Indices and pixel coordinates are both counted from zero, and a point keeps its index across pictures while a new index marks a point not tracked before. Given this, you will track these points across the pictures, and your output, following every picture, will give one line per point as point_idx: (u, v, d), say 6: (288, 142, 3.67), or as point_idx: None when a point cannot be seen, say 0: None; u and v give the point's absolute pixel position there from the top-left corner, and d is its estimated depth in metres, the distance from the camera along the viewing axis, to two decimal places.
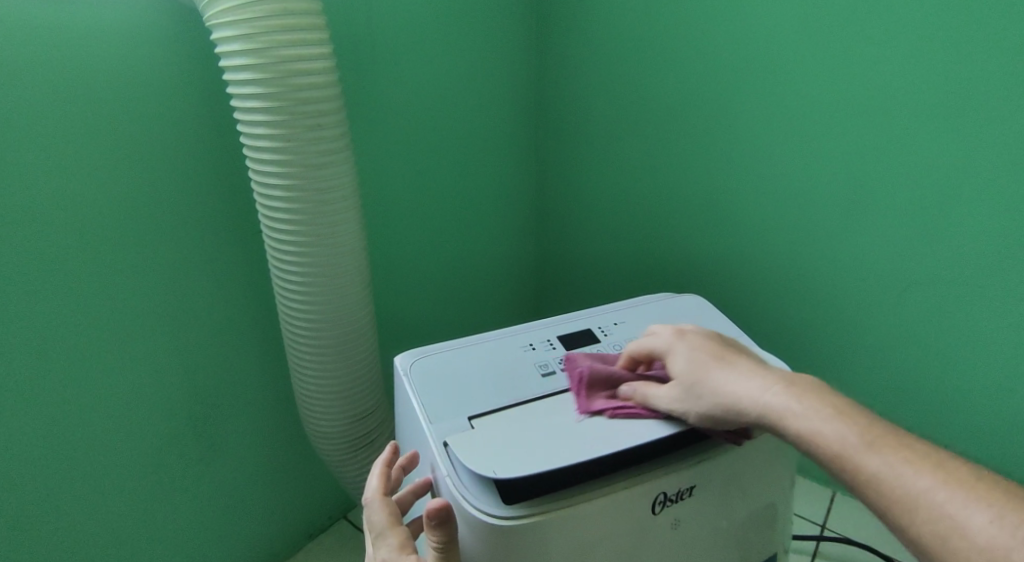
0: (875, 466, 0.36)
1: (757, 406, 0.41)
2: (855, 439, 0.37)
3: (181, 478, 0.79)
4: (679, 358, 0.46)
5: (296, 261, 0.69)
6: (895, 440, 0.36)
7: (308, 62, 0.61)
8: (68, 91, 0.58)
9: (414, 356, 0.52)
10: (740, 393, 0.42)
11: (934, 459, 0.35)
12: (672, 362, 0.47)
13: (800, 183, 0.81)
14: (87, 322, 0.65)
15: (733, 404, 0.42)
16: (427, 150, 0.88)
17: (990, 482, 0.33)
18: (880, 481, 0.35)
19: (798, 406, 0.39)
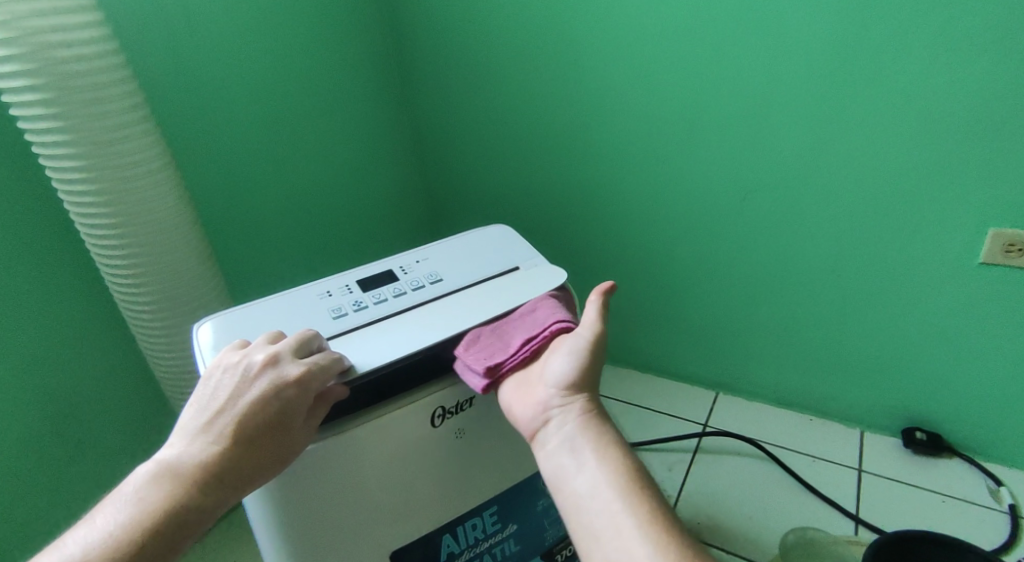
0: (569, 443, 0.45)
1: (539, 423, 0.47)
2: (578, 421, 0.45)
3: (52, 481, 0.78)
4: (557, 355, 0.48)
5: (113, 244, 0.68)
6: (637, 498, 0.40)
7: (71, 33, 0.59)
8: None
9: (211, 319, 0.53)
10: (580, 359, 0.47)
11: (648, 512, 0.40)
12: (552, 354, 0.49)
13: (633, 107, 0.88)
14: None
15: (528, 406, 0.48)
16: (278, 113, 0.90)
17: (655, 525, 0.39)
18: (595, 506, 0.41)
19: (573, 444, 0.44)
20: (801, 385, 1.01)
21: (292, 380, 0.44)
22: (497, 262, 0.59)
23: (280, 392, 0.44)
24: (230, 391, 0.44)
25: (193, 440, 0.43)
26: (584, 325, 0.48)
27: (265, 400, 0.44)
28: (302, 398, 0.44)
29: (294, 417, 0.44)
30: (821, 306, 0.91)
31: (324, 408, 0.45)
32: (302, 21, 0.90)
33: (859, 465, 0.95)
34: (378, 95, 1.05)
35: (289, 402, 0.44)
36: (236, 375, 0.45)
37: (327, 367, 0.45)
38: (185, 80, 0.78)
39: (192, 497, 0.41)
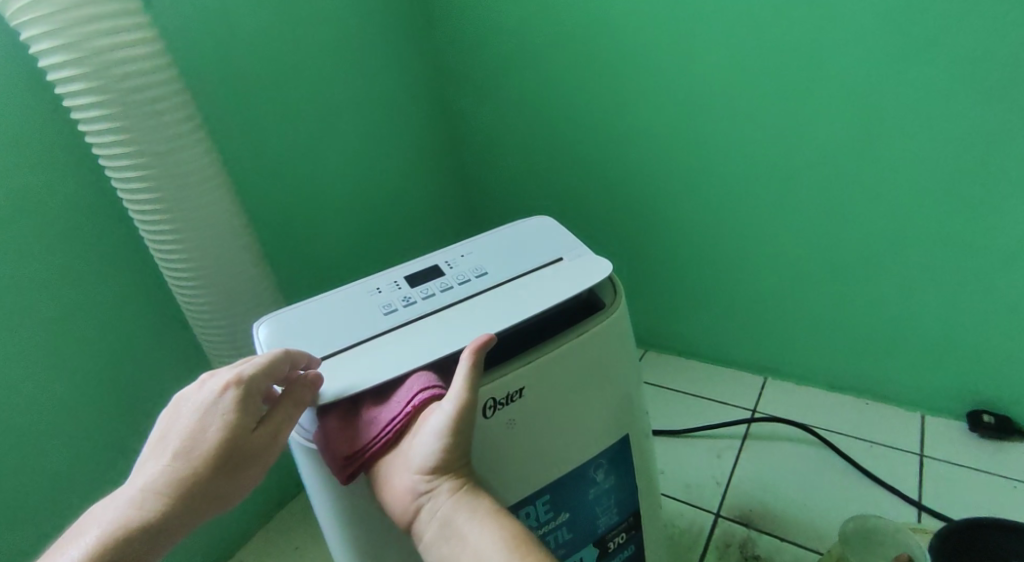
0: (444, 527, 0.44)
1: (409, 511, 0.45)
2: (450, 505, 0.44)
3: (127, 472, 0.83)
4: (418, 439, 0.45)
5: (173, 248, 0.71)
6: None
7: (126, 49, 0.62)
8: None
9: (269, 319, 0.55)
10: (440, 442, 0.45)
11: None
12: (416, 438, 0.46)
13: (674, 91, 0.87)
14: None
15: (391, 493, 0.46)
16: (320, 115, 0.92)
17: None
18: None
19: (454, 529, 0.44)
20: (855, 368, 0.98)
21: (228, 384, 0.46)
22: (540, 254, 0.59)
23: (223, 399, 0.46)
24: (182, 412, 0.47)
25: (151, 463, 0.45)
26: (445, 404, 0.45)
27: (207, 408, 0.46)
28: (245, 402, 0.46)
29: (237, 421, 0.46)
30: (876, 287, 0.88)
31: (273, 412, 0.47)
32: (341, 22, 0.91)
33: (920, 450, 0.92)
34: (417, 90, 1.06)
35: (230, 406, 0.46)
36: (192, 390, 0.48)
37: (266, 368, 0.47)
38: (234, 88, 0.81)
39: (144, 509, 0.43)
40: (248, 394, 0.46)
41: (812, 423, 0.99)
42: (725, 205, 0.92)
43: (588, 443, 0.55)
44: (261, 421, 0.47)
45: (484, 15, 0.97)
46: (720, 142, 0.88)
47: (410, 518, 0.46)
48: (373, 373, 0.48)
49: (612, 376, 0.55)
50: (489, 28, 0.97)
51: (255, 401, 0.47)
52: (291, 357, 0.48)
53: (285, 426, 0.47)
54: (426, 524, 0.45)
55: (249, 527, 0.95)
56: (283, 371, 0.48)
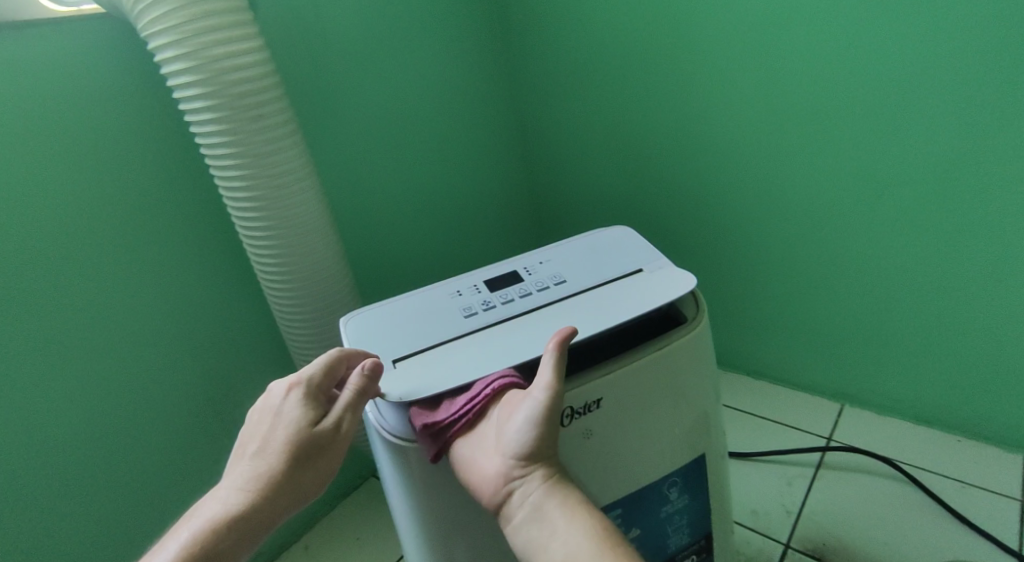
0: (535, 516, 0.43)
1: (498, 495, 0.45)
2: (541, 492, 0.44)
3: (210, 456, 0.87)
4: (512, 421, 0.45)
5: (267, 246, 0.75)
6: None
7: (237, 57, 0.66)
8: (57, 127, 0.65)
9: (353, 316, 0.57)
10: (533, 426, 0.44)
11: None
12: (512, 419, 0.45)
13: (760, 104, 0.84)
14: (104, 327, 0.73)
15: (482, 477, 0.46)
16: (402, 123, 0.94)
17: None
18: None
19: (541, 519, 0.43)
20: (946, 401, 0.92)
21: (291, 387, 0.51)
22: (620, 264, 0.59)
23: (288, 401, 0.50)
24: (255, 419, 0.51)
25: (235, 466, 0.49)
26: (536, 389, 0.44)
27: (275, 411, 0.50)
28: (307, 401, 0.50)
29: (301, 418, 0.49)
30: (974, 316, 0.83)
31: (334, 406, 0.49)
32: (425, 30, 0.93)
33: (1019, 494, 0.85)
34: (494, 98, 1.07)
35: (294, 406, 0.50)
36: (262, 400, 0.53)
37: (325, 369, 0.51)
38: (324, 94, 0.85)
39: (231, 503, 0.47)
40: (310, 394, 0.50)
41: (895, 458, 0.94)
42: (810, 223, 0.89)
43: (664, 458, 0.54)
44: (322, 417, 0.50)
45: (565, 25, 0.97)
46: (807, 158, 0.84)
47: (500, 503, 0.45)
48: (457, 373, 0.49)
49: (692, 393, 0.54)
50: (570, 39, 0.97)
51: (317, 401, 0.50)
52: (346, 357, 0.51)
53: (346, 416, 0.49)
54: (515, 510, 0.44)
55: (317, 516, 0.99)
56: (340, 371, 0.51)
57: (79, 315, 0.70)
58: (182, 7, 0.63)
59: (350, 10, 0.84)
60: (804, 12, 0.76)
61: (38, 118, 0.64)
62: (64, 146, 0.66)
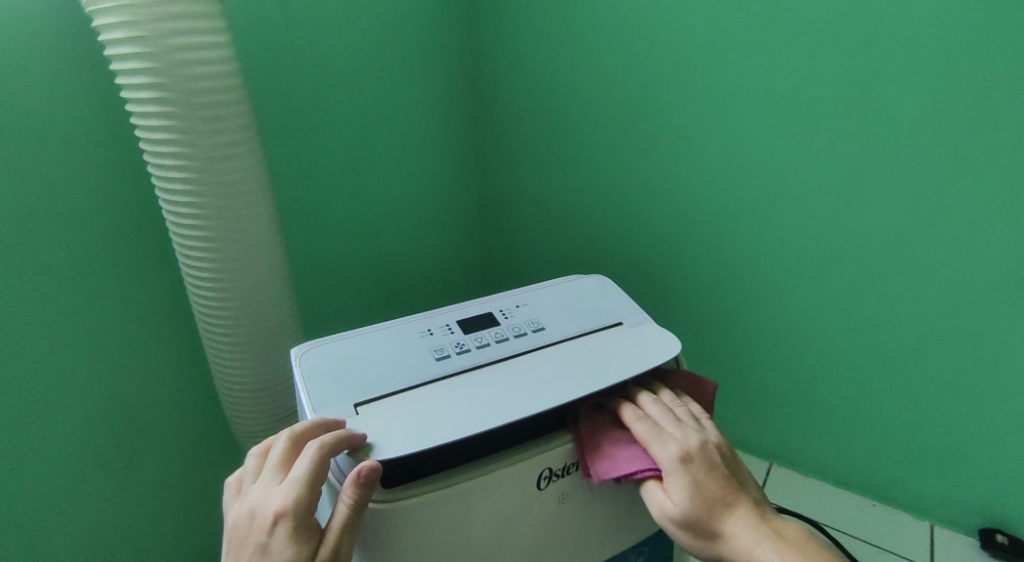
0: None
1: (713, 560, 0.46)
2: (747, 538, 0.43)
3: (96, 486, 0.76)
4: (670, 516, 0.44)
5: (204, 259, 0.68)
6: None
7: (197, 51, 0.60)
8: None
9: (307, 346, 0.51)
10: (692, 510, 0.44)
11: None
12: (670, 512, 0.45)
13: (713, 165, 0.84)
14: None
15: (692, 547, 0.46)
16: (349, 135, 0.88)
17: None
18: None
19: None
20: (868, 467, 0.94)
21: (274, 518, 0.40)
22: (599, 315, 0.57)
23: (273, 532, 0.40)
24: (234, 556, 0.40)
25: None
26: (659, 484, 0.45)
27: (258, 549, 0.40)
28: (298, 529, 0.40)
29: (296, 554, 0.39)
30: (902, 394, 0.85)
31: (328, 526, 0.40)
32: (384, 49, 0.88)
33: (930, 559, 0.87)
34: (452, 129, 1.03)
35: (285, 542, 0.39)
36: (234, 522, 0.41)
37: (309, 483, 0.40)
38: (270, 96, 0.78)
39: None
40: (299, 520, 0.40)
41: (823, 523, 0.93)
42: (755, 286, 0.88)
43: (627, 525, 0.51)
44: (318, 539, 0.40)
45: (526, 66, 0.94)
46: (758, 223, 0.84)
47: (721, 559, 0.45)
48: (442, 418, 0.44)
49: None
50: (531, 70, 0.95)
51: (307, 521, 0.40)
52: (326, 458, 0.41)
53: (349, 538, 0.40)
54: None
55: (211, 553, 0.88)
56: (324, 474, 0.41)
57: None
58: None
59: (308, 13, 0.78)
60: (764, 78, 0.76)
61: None
62: None
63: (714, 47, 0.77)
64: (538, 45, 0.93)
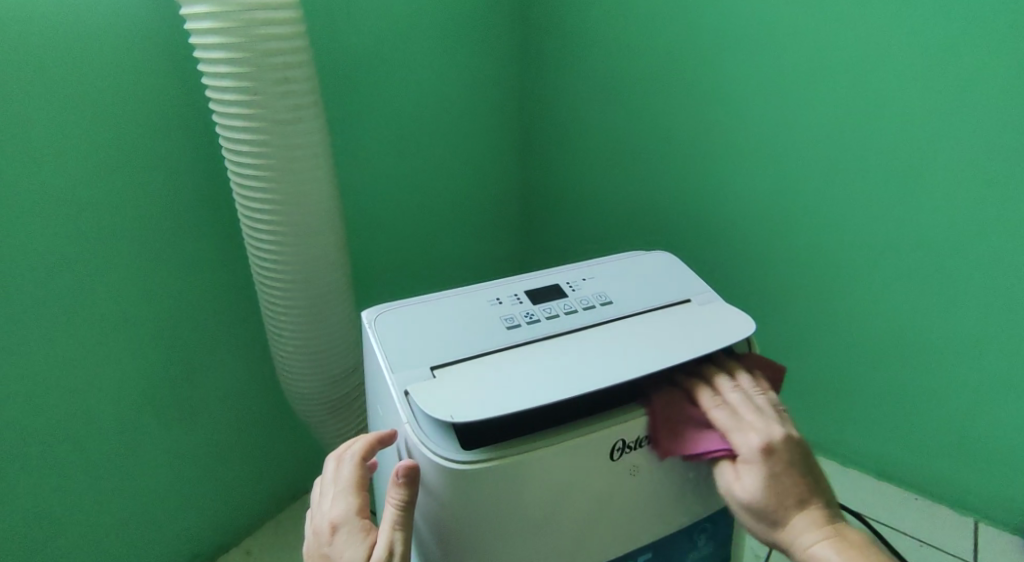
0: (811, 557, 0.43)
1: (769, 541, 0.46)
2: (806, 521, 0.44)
3: (150, 436, 0.78)
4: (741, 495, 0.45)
5: (267, 220, 0.68)
6: None
7: (269, 12, 0.60)
8: (36, 43, 0.57)
9: (380, 310, 0.52)
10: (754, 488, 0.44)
11: None
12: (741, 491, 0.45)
13: (774, 146, 0.82)
14: (51, 276, 0.64)
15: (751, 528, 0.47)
16: (402, 105, 0.87)
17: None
18: None
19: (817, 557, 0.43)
20: (914, 460, 0.92)
21: (331, 527, 0.44)
22: (667, 292, 0.56)
23: (332, 542, 0.44)
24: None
25: None
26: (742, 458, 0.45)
27: (324, 558, 0.44)
28: (353, 530, 0.44)
29: (354, 552, 0.43)
30: (954, 387, 0.83)
31: (380, 526, 0.44)
32: (438, 21, 0.87)
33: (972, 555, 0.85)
34: (501, 105, 1.02)
35: (343, 546, 0.44)
36: (308, 544, 0.46)
37: (353, 486, 0.46)
38: (332, 61, 0.77)
39: None
40: (353, 523, 0.44)
41: (862, 513, 0.92)
42: (809, 269, 0.87)
43: (690, 500, 0.51)
44: (374, 539, 0.44)
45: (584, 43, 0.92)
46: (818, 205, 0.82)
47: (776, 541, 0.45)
48: (522, 383, 0.43)
49: None
50: (586, 43, 0.93)
51: (362, 523, 0.45)
52: (364, 463, 0.47)
53: (399, 534, 0.43)
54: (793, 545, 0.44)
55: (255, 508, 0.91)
56: (365, 477, 0.47)
57: (26, 259, 0.62)
58: None
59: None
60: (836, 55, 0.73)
61: (16, 30, 0.56)
62: (40, 66, 0.58)
63: (784, 22, 0.75)
64: (595, 18, 0.91)
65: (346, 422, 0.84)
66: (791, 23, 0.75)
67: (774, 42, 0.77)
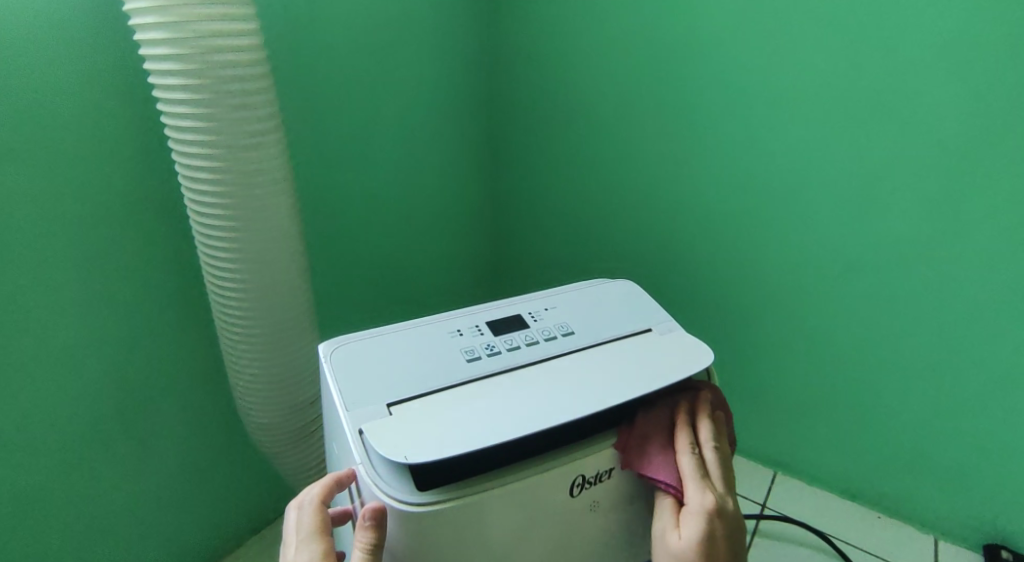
0: None
1: None
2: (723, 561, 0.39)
3: (101, 471, 0.75)
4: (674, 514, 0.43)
5: (224, 248, 0.67)
6: None
7: (227, 38, 0.59)
8: None
9: (337, 344, 0.51)
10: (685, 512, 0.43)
11: None
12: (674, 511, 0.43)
13: (738, 173, 0.83)
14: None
15: None
16: (368, 129, 0.87)
17: None
18: None
19: None
20: (876, 479, 0.93)
21: None
22: (628, 321, 0.56)
23: None
24: None
25: None
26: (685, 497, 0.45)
27: None
28: None
29: None
30: (913, 406, 0.84)
31: None
32: (403, 45, 0.87)
33: None
34: (467, 129, 1.02)
35: None
36: None
37: (313, 530, 0.44)
38: (296, 85, 0.76)
39: None
40: None
41: (828, 534, 0.93)
42: (773, 293, 0.88)
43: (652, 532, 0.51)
44: None
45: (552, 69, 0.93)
46: (779, 230, 0.83)
47: None
48: (480, 420, 0.43)
49: None
50: (553, 69, 0.94)
51: None
52: (323, 507, 0.45)
53: None
54: None
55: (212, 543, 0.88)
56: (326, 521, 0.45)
57: None
58: None
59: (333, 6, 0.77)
60: (794, 86, 0.75)
61: None
62: None
63: (744, 53, 0.77)
64: (561, 44, 0.92)
65: (308, 452, 0.82)
66: (751, 55, 0.76)
67: (735, 72, 0.78)
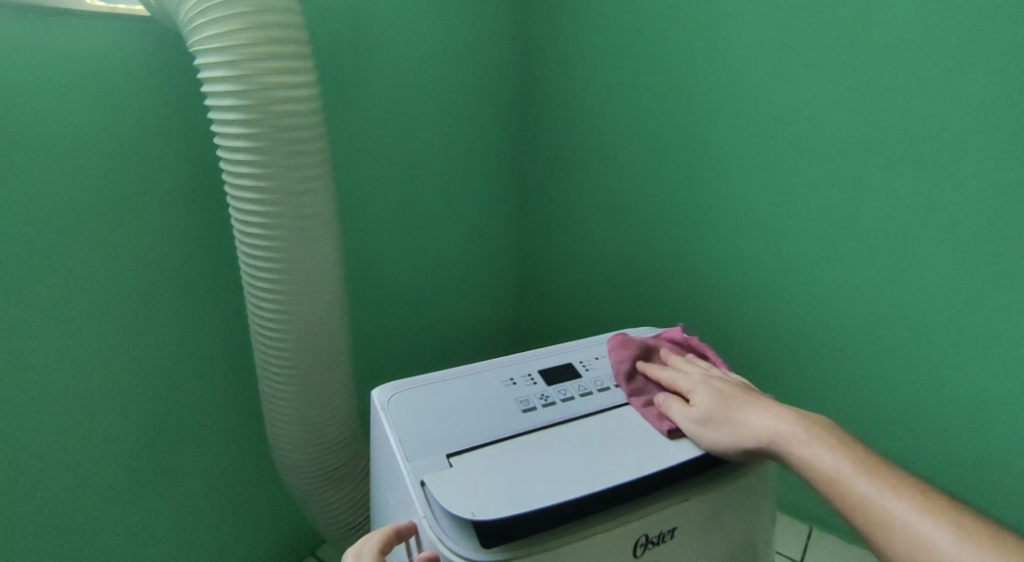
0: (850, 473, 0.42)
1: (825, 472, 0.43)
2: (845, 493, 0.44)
3: (134, 511, 0.74)
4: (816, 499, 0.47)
5: (272, 290, 0.68)
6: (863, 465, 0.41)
7: (289, 90, 0.61)
8: (56, 111, 0.57)
9: (392, 390, 0.51)
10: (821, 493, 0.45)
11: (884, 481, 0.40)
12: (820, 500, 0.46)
13: (777, 223, 0.83)
14: (49, 343, 0.62)
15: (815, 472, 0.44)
16: (407, 174, 0.88)
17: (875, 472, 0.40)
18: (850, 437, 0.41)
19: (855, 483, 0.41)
20: None
21: None
22: None
23: None
24: None
25: None
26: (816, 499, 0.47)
27: None
28: None
29: None
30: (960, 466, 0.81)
31: None
32: (444, 93, 0.89)
33: None
34: (500, 175, 1.03)
35: None
36: None
37: None
38: (343, 132, 0.78)
39: None
40: None
41: None
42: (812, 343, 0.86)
43: None
44: None
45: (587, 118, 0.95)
46: (818, 281, 0.82)
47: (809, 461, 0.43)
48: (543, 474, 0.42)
49: (749, 521, 0.50)
50: (588, 117, 0.95)
51: None
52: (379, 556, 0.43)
53: None
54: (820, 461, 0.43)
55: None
56: None
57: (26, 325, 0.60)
58: (246, 25, 0.58)
59: (380, 58, 0.79)
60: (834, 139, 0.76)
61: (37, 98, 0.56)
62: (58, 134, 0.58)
63: (785, 106, 0.78)
64: (598, 95, 0.93)
65: (340, 496, 0.82)
66: (791, 108, 0.77)
67: (774, 124, 0.79)
